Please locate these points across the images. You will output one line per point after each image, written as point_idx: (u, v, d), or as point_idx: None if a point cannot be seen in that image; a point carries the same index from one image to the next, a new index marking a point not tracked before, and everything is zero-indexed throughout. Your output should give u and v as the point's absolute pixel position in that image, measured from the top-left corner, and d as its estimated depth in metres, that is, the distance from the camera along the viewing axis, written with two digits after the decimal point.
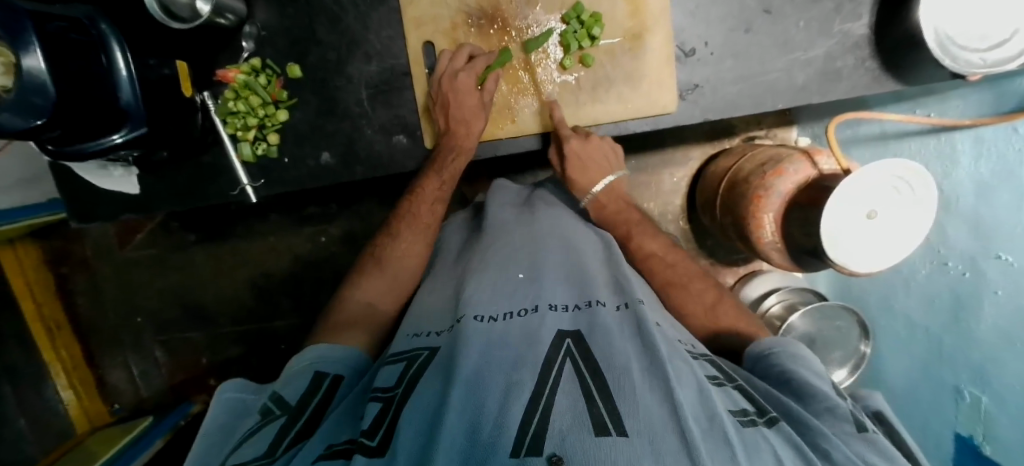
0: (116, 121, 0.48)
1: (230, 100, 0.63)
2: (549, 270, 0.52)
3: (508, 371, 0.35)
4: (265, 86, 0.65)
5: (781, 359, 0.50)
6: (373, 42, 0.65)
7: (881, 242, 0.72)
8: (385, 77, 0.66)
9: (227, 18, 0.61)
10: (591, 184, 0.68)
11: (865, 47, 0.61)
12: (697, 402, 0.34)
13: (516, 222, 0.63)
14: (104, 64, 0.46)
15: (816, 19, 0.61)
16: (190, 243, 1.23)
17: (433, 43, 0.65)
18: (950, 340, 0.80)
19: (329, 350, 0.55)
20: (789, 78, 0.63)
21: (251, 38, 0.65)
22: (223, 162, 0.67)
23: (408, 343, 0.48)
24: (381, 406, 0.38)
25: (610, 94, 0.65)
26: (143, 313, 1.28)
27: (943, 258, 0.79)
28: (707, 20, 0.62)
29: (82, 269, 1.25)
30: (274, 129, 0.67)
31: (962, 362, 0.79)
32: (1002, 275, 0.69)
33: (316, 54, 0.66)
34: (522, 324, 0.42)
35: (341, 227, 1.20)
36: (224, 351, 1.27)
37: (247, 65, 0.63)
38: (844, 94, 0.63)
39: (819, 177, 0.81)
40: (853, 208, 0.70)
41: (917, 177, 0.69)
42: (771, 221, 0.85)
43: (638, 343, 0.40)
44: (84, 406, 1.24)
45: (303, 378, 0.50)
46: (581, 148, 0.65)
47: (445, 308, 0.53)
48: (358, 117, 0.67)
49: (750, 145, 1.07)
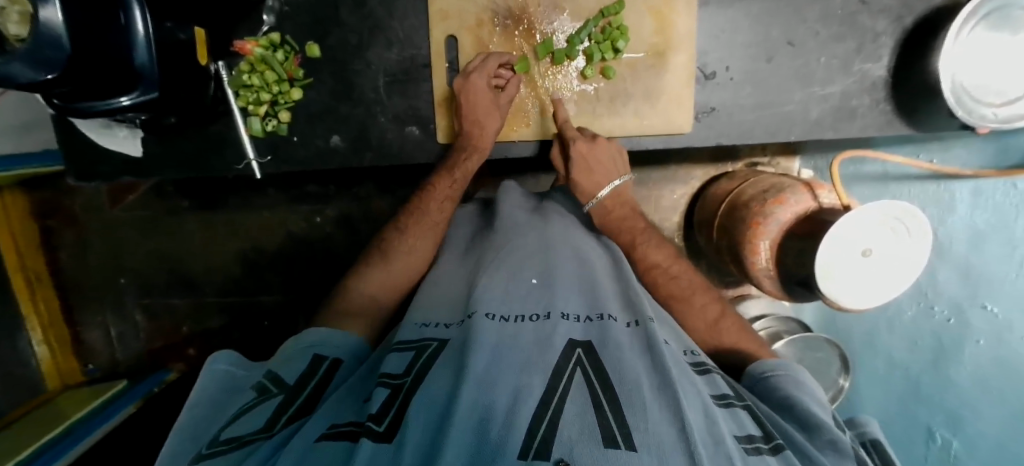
0: (128, 83, 0.47)
1: (244, 73, 0.62)
2: (563, 278, 0.53)
3: (518, 374, 0.36)
4: (282, 62, 0.64)
5: (784, 383, 0.50)
6: (396, 30, 0.65)
7: (882, 275, 0.74)
8: (405, 67, 0.66)
9: None
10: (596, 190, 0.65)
11: (882, 89, 0.62)
12: (705, 425, 0.34)
13: (526, 223, 0.64)
14: (123, 24, 0.44)
15: (838, 56, 0.62)
16: (183, 208, 1.21)
17: (456, 38, 0.65)
18: (928, 380, 0.83)
19: (327, 335, 0.54)
20: (804, 111, 0.63)
21: (272, 12, 0.64)
22: (231, 135, 0.66)
23: (416, 332, 0.48)
24: (388, 392, 0.38)
25: (627, 108, 0.66)
26: (126, 274, 1.26)
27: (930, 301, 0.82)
28: (731, 44, 0.63)
29: (69, 224, 1.22)
30: (287, 106, 0.66)
31: (937, 406, 0.83)
32: (987, 324, 0.75)
33: (338, 36, 0.65)
34: (534, 329, 0.43)
35: (338, 208, 1.19)
36: (207, 321, 1.26)
37: (265, 39, 0.62)
38: (856, 133, 0.64)
39: (818, 210, 0.82)
40: (852, 244, 0.72)
41: (910, 217, 0.72)
42: (766, 248, 0.86)
43: (648, 359, 0.40)
44: (57, 363, 1.23)
45: (301, 362, 0.50)
46: (587, 151, 0.64)
47: (454, 302, 0.53)
48: (373, 104, 0.67)
49: (752, 170, 1.08)
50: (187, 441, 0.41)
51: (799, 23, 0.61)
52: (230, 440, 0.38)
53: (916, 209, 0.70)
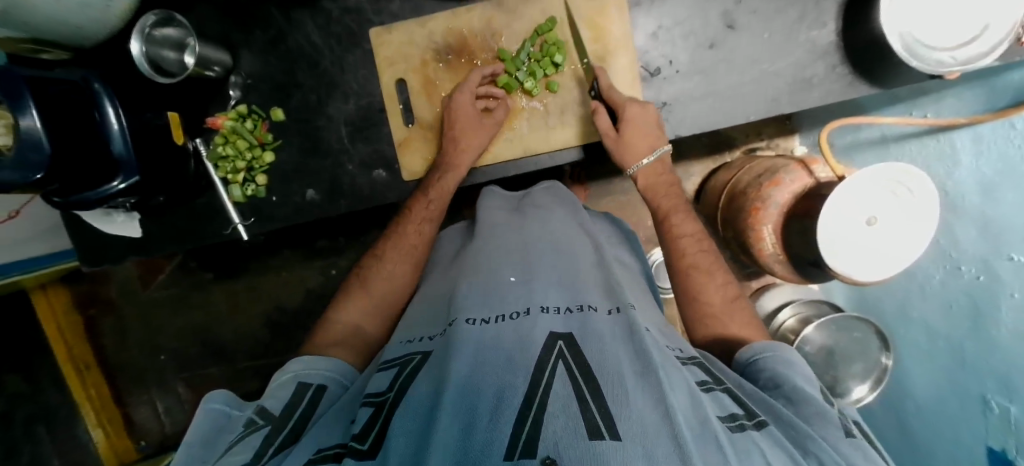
0: (109, 171, 0.51)
1: (219, 145, 0.66)
2: (541, 274, 0.54)
3: (500, 373, 0.37)
4: (252, 130, 0.67)
5: (770, 364, 0.49)
6: (350, 82, 0.68)
7: (887, 243, 0.71)
8: (363, 115, 0.68)
9: (215, 70, 0.64)
10: (642, 153, 0.63)
11: (835, 53, 0.59)
12: (689, 405, 0.35)
13: (505, 223, 0.65)
14: (98, 120, 0.49)
15: (780, 30, 0.60)
16: (208, 281, 1.28)
17: (405, 80, 0.68)
18: (972, 348, 0.76)
19: (313, 360, 0.54)
20: (759, 91, 0.61)
21: (237, 86, 0.68)
22: (217, 204, 0.69)
23: (401, 348, 0.49)
24: (371, 411, 0.39)
25: (577, 117, 0.66)
26: (166, 352, 1.30)
27: (955, 261, 0.78)
28: (671, 38, 0.62)
29: (108, 310, 1.29)
30: (262, 170, 0.69)
31: (985, 371, 0.75)
32: (1016, 275, 0.67)
33: (299, 97, 0.68)
34: (514, 327, 0.44)
35: (350, 259, 1.23)
36: (243, 386, 1.28)
37: (234, 111, 0.66)
38: (818, 102, 0.60)
39: (816, 185, 0.79)
40: (853, 215, 0.71)
41: (909, 177, 0.69)
42: (770, 233, 0.83)
43: (630, 346, 0.41)
44: (112, 444, 1.27)
45: (287, 390, 0.50)
46: (639, 114, 0.61)
47: (438, 314, 0.54)
48: (339, 154, 0.69)
49: (751, 157, 1.02)
50: None
51: (735, 7, 0.60)
52: None
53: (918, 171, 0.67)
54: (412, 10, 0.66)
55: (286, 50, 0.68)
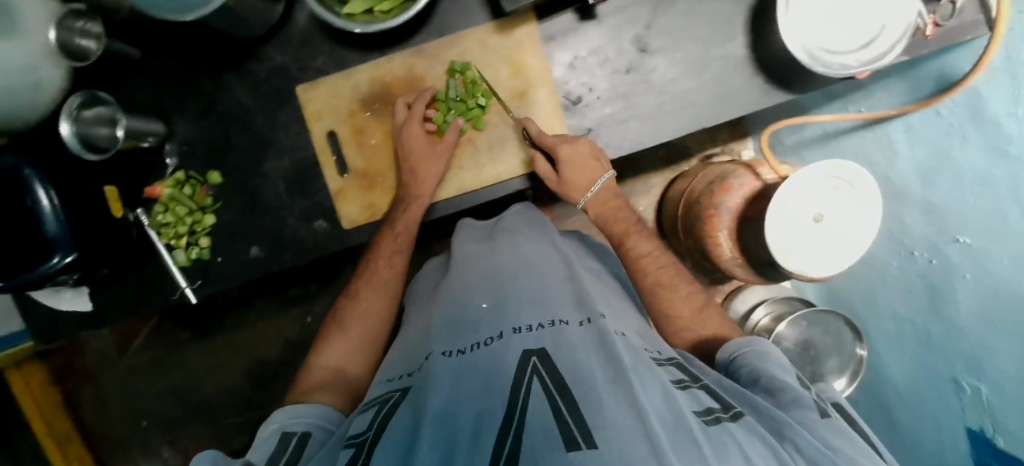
0: (44, 252, 0.51)
1: (160, 213, 0.67)
2: (512, 295, 0.52)
3: (477, 399, 0.37)
4: (191, 195, 0.68)
5: (748, 359, 0.50)
6: (283, 139, 0.69)
7: (838, 239, 0.72)
8: (299, 169, 0.69)
9: (149, 141, 0.65)
10: (585, 186, 0.65)
11: (748, 66, 0.61)
12: (662, 404, 0.36)
13: (480, 249, 0.65)
14: (29, 204, 0.50)
15: (692, 50, 0.62)
16: (185, 340, 1.27)
17: (335, 131, 0.68)
18: (937, 331, 0.77)
19: (298, 408, 0.53)
20: (680, 109, 0.63)
21: (173, 154, 0.69)
22: (163, 270, 0.69)
23: (383, 387, 0.49)
24: (353, 451, 0.38)
25: (507, 151, 0.67)
26: (148, 416, 1.29)
27: (909, 248, 0.79)
28: (587, 67, 0.64)
29: (86, 380, 1.27)
30: (205, 232, 0.69)
31: (954, 353, 0.75)
32: (963, 256, 0.68)
33: (234, 159, 0.69)
34: (488, 354, 0.43)
35: (326, 303, 1.23)
36: (230, 443, 1.26)
37: (171, 179, 0.68)
38: (741, 111, 0.62)
39: (764, 186, 0.81)
40: (800, 214, 0.71)
41: (851, 174, 0.71)
42: (726, 238, 0.84)
43: (602, 355, 0.41)
44: None
45: (272, 441, 0.49)
46: (572, 153, 0.62)
47: (416, 348, 0.53)
48: (279, 210, 0.70)
49: (704, 164, 1.04)
50: None
51: (644, 32, 0.62)
52: None
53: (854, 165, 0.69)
54: (335, 64, 0.67)
55: (218, 115, 0.69)
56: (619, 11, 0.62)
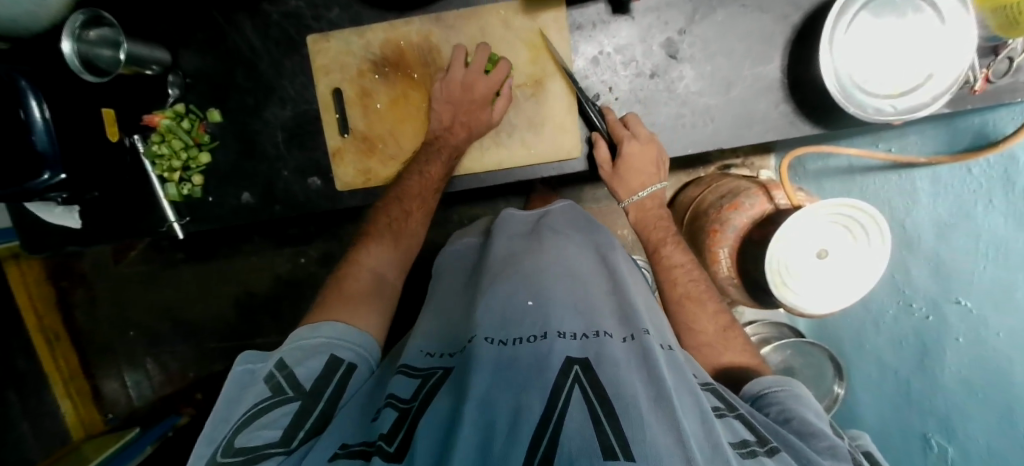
0: (35, 168, 0.51)
1: (155, 144, 0.66)
2: (557, 292, 0.49)
3: (517, 393, 0.36)
4: (189, 130, 0.67)
5: (780, 399, 0.46)
6: (288, 88, 0.67)
7: (839, 279, 0.71)
8: (301, 121, 0.68)
9: (152, 69, 0.64)
10: (636, 189, 0.63)
11: (779, 91, 0.58)
12: (701, 430, 0.33)
13: (527, 239, 0.62)
14: (23, 118, 0.49)
15: (724, 64, 0.59)
16: (178, 261, 1.27)
17: (342, 90, 0.66)
18: (917, 386, 0.76)
19: (342, 330, 0.50)
20: (698, 124, 0.61)
21: (175, 86, 0.67)
22: (153, 200, 0.69)
23: (422, 361, 0.47)
24: (396, 415, 0.39)
25: (514, 139, 0.65)
26: (135, 327, 1.31)
27: (908, 298, 0.76)
28: (610, 65, 0.61)
29: (81, 284, 1.29)
30: (199, 170, 0.69)
31: (928, 410, 0.75)
32: (962, 322, 0.66)
33: (236, 100, 0.68)
34: (530, 351, 0.41)
35: (320, 248, 1.23)
36: (211, 366, 1.31)
37: (170, 111, 0.66)
38: (758, 138, 0.60)
39: (775, 212, 0.76)
40: (806, 246, 0.69)
41: (873, 223, 0.66)
42: (726, 256, 0.80)
43: (644, 371, 0.38)
44: (81, 414, 1.28)
45: (318, 361, 0.47)
46: (637, 152, 0.59)
47: (457, 328, 0.51)
48: (275, 159, 0.69)
49: (721, 174, 0.95)
50: (203, 446, 0.43)
51: (677, 37, 0.59)
52: (247, 451, 0.39)
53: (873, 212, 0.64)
54: (349, 19, 0.65)
55: (226, 51, 0.67)
56: (653, 10, 0.59)
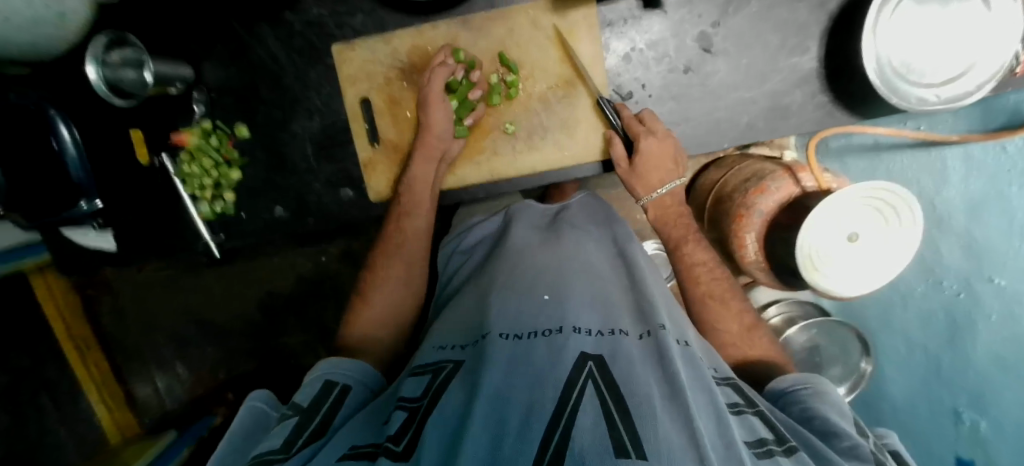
0: (72, 195, 0.51)
1: (184, 162, 0.65)
2: (576, 291, 0.47)
3: (531, 387, 0.34)
4: (218, 147, 0.67)
5: (804, 398, 0.47)
6: (314, 99, 0.66)
7: (868, 264, 0.70)
8: (328, 132, 0.67)
9: (177, 85, 0.63)
10: (655, 185, 0.60)
11: (816, 82, 0.57)
12: (716, 430, 0.32)
13: (542, 237, 0.60)
14: (56, 147, 0.48)
15: (759, 56, 0.57)
16: (200, 265, 1.28)
17: (369, 100, 0.65)
18: (948, 363, 0.76)
19: (338, 361, 0.52)
20: (733, 118, 0.60)
21: (200, 103, 0.66)
22: (185, 218, 0.70)
23: (434, 355, 0.46)
24: (405, 415, 0.37)
25: (546, 141, 0.63)
26: (162, 331, 1.33)
27: (936, 276, 0.75)
28: (642, 62, 0.60)
29: (105, 292, 1.30)
30: (230, 187, 0.69)
31: (961, 385, 0.75)
32: (995, 298, 0.68)
33: (262, 114, 0.67)
34: (545, 344, 0.39)
35: (340, 246, 1.23)
36: (239, 366, 1.33)
37: (198, 128, 0.66)
38: (794, 130, 0.59)
39: (803, 196, 0.74)
40: (836, 230, 0.68)
41: (902, 204, 0.66)
42: (752, 242, 0.78)
43: (660, 370, 0.37)
44: (115, 419, 1.31)
45: (313, 387, 0.48)
46: (657, 147, 0.58)
47: (469, 322, 0.50)
48: (306, 173, 0.68)
49: (742, 155, 0.93)
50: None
51: (710, 30, 0.57)
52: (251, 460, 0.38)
53: (909, 193, 0.64)
54: (373, 24, 0.64)
55: (249, 63, 0.66)
56: (686, 3, 0.57)
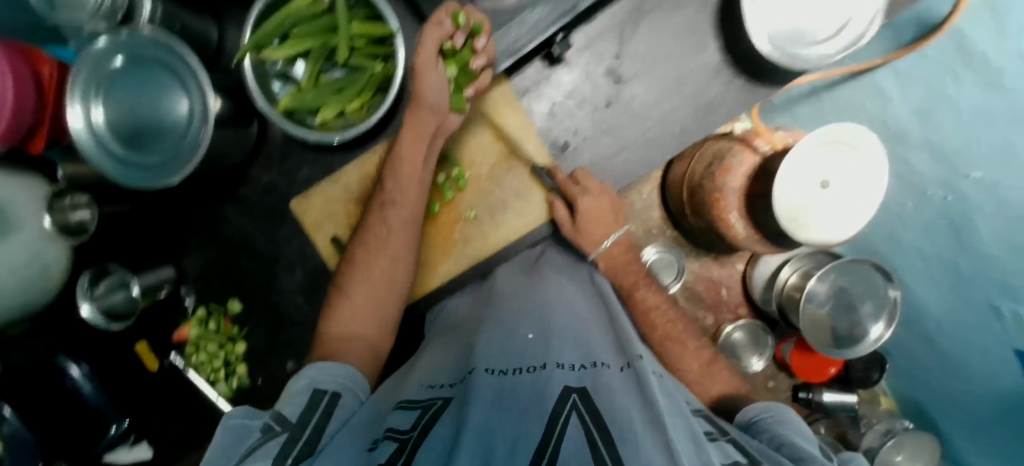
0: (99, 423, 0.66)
1: (193, 352, 0.74)
2: (560, 331, 0.49)
3: (516, 421, 0.34)
4: (216, 329, 0.74)
5: (769, 426, 0.45)
6: (290, 252, 0.73)
7: (844, 206, 0.72)
8: (314, 278, 0.72)
9: (165, 288, 0.73)
10: (600, 240, 0.63)
11: (728, 69, 0.60)
12: (695, 452, 0.32)
13: (520, 285, 0.61)
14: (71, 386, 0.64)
15: (668, 66, 0.60)
16: None
17: (338, 237, 0.68)
18: (964, 263, 0.76)
19: (325, 367, 0.50)
20: (667, 129, 0.62)
21: (191, 295, 0.76)
22: (213, 402, 0.75)
23: (422, 392, 0.45)
24: (395, 445, 0.36)
25: (508, 213, 0.66)
26: None
27: (920, 187, 0.77)
28: (567, 112, 0.63)
29: None
30: (238, 360, 0.75)
31: (985, 282, 0.75)
32: (978, 190, 0.68)
33: (249, 284, 0.74)
34: (530, 381, 0.40)
35: None
36: None
37: (195, 320, 0.74)
38: (726, 118, 0.61)
39: (764, 162, 0.77)
40: (806, 180, 0.71)
41: (856, 143, 0.70)
42: (738, 219, 0.79)
43: (640, 397, 0.37)
44: None
45: (300, 397, 0.45)
46: (594, 204, 0.61)
47: (459, 364, 0.50)
48: (303, 321, 0.73)
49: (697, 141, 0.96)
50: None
51: (615, 64, 0.61)
52: None
53: (860, 127, 0.68)
54: (321, 171, 0.70)
55: (229, 239, 0.74)
56: (585, 49, 0.61)
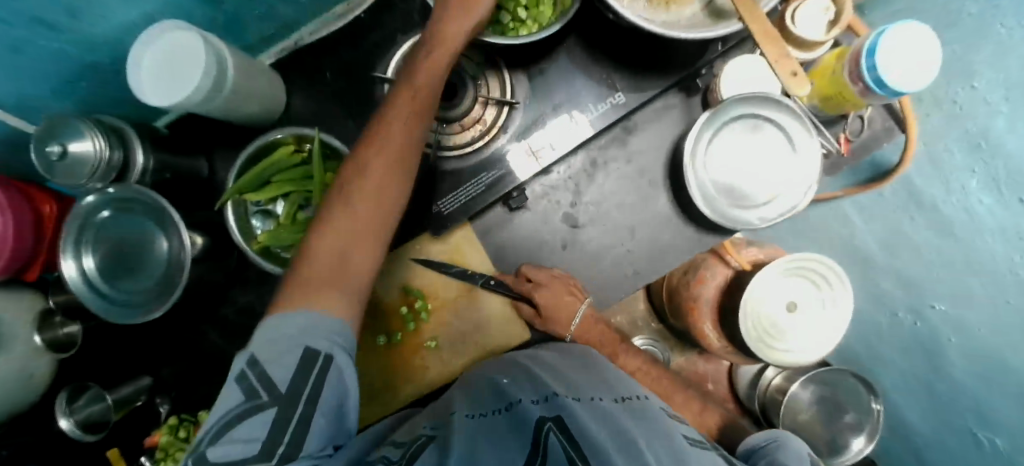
0: None
1: (159, 461, 0.60)
2: (530, 373, 0.50)
3: (497, 450, 0.35)
4: (187, 437, 0.62)
5: (767, 450, 0.46)
6: None
7: (812, 333, 0.72)
8: None
9: (141, 398, 0.66)
10: (568, 319, 0.64)
11: (677, 219, 0.65)
12: None
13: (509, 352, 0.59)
14: None
15: (626, 205, 0.65)
16: None
17: None
18: (941, 387, 0.71)
19: (314, 317, 0.39)
20: (619, 269, 0.66)
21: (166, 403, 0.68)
22: None
23: (414, 429, 0.41)
24: None
25: (468, 345, 0.67)
26: None
27: (891, 308, 0.76)
28: (527, 251, 0.67)
29: None
30: None
31: (961, 405, 0.68)
32: (944, 322, 0.67)
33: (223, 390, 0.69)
34: (504, 421, 0.40)
35: None
36: None
37: (165, 426, 0.62)
38: (675, 264, 0.65)
39: (736, 275, 0.79)
40: (774, 302, 0.72)
41: (830, 275, 0.71)
42: (711, 330, 0.81)
43: (610, 427, 0.37)
44: None
45: (292, 353, 0.36)
46: (549, 296, 0.62)
47: (439, 406, 0.48)
48: None
49: None
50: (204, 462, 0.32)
51: (572, 211, 0.66)
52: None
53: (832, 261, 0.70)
54: None
55: (201, 352, 0.69)
56: (542, 196, 0.66)
